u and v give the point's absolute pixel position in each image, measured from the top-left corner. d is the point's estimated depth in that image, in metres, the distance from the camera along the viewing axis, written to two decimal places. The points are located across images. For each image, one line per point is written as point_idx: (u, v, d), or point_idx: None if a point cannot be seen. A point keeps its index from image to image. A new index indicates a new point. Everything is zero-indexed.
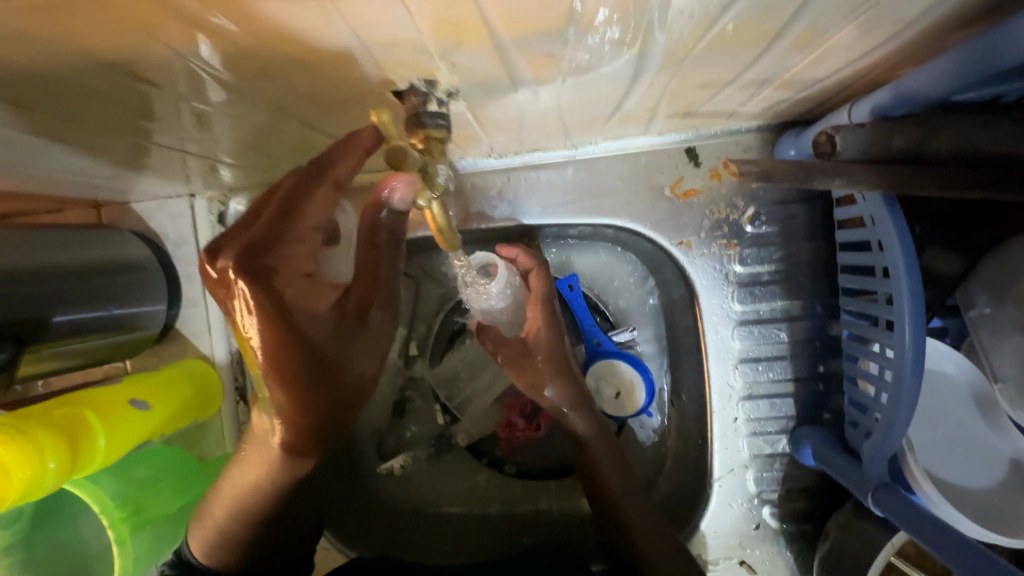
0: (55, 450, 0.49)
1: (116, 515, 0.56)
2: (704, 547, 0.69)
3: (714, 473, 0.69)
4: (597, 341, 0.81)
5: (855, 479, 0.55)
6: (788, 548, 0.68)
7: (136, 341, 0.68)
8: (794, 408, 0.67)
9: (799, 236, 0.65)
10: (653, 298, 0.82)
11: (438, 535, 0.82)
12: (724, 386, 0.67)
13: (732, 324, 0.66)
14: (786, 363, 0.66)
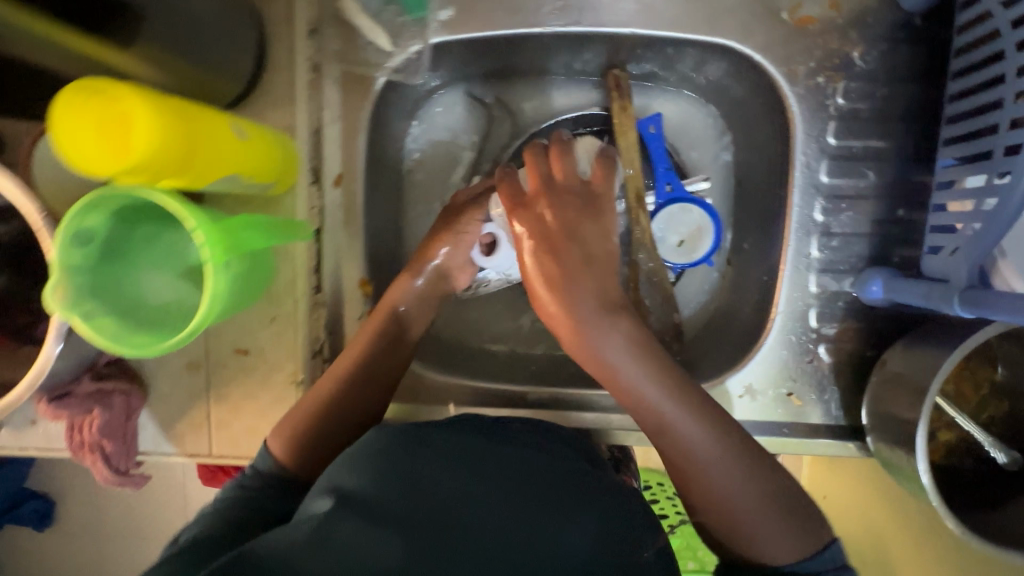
0: (173, 127, 0.47)
1: (211, 236, 0.54)
2: (755, 377, 0.73)
3: (779, 306, 0.71)
4: (670, 187, 0.82)
5: (938, 291, 0.58)
6: (836, 385, 0.72)
7: (224, 88, 0.63)
8: (867, 249, 0.69)
9: (905, 78, 0.66)
10: (728, 154, 0.83)
11: (484, 362, 0.87)
12: (805, 220, 0.69)
13: (824, 158, 0.68)
14: (868, 203, 0.69)
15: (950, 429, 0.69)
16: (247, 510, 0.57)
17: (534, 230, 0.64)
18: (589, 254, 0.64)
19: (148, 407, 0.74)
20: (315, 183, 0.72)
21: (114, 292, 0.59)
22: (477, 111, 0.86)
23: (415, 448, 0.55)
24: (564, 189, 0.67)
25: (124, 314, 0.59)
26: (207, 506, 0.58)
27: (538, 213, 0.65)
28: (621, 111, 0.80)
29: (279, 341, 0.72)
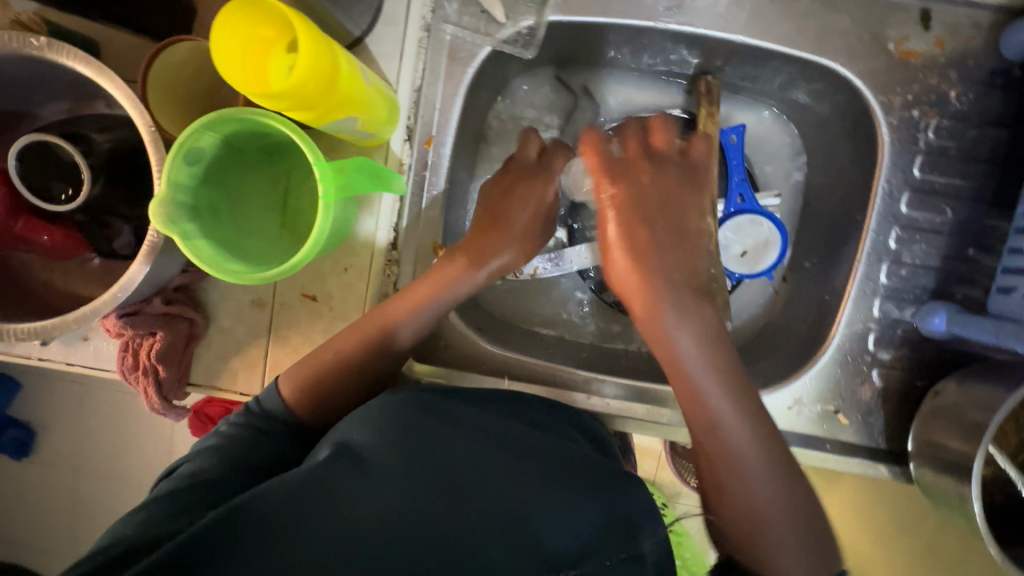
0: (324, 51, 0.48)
1: (327, 174, 0.54)
2: (806, 389, 0.74)
3: (840, 326, 0.74)
4: (741, 198, 0.85)
5: (1008, 330, 0.61)
6: (882, 410, 0.74)
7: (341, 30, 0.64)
8: (933, 283, 0.72)
9: (994, 123, 0.69)
10: (800, 174, 0.86)
11: (534, 342, 0.87)
12: (878, 246, 0.72)
13: (906, 188, 0.70)
14: (941, 237, 0.71)
15: (986, 464, 0.72)
16: (235, 460, 0.55)
17: (625, 195, 0.65)
18: (681, 230, 0.65)
19: (205, 339, 0.74)
20: (408, 140, 0.73)
21: (212, 224, 0.59)
22: (563, 96, 0.87)
23: (424, 415, 0.58)
24: (663, 157, 0.69)
25: (221, 244, 0.59)
26: (200, 444, 0.58)
27: (635, 176, 0.66)
28: (707, 117, 0.82)
29: (349, 291, 0.73)
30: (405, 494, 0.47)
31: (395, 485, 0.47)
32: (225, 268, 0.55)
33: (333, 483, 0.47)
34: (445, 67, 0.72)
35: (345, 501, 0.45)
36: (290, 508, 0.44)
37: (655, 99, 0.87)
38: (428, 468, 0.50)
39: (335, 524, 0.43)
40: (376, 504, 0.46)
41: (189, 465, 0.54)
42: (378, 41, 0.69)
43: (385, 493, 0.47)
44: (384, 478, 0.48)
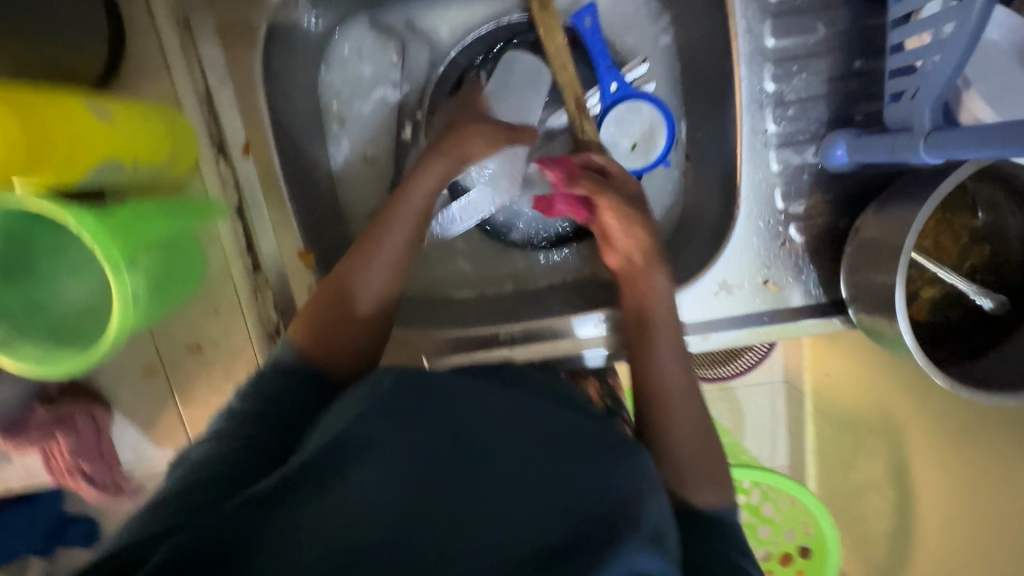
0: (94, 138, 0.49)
1: (102, 236, 0.48)
2: (728, 269, 0.69)
3: (743, 193, 0.67)
4: (615, 85, 0.76)
5: (901, 141, 0.53)
6: (812, 263, 0.69)
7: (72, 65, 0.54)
8: (827, 111, 0.64)
9: None
10: (667, 36, 0.77)
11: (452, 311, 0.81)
12: (756, 92, 0.64)
13: (766, 17, 0.62)
14: (820, 61, 0.63)
15: (932, 285, 0.67)
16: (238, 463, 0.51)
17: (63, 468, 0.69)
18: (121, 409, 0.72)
19: (115, 423, 0.71)
20: (222, 156, 0.66)
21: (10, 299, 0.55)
22: (387, 43, 0.77)
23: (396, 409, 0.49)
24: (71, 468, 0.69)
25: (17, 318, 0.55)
26: (203, 440, 0.54)
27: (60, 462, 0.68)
28: (542, 10, 0.72)
29: (229, 330, 0.68)
30: (408, 481, 0.41)
31: (386, 479, 0.41)
32: (52, 361, 0.52)
33: (343, 473, 0.42)
34: (228, 63, 0.64)
35: (325, 499, 0.40)
36: (292, 490, 0.41)
37: (490, 8, 0.77)
38: (428, 444, 0.43)
39: (319, 518, 0.39)
40: (357, 511, 0.39)
41: (192, 467, 0.51)
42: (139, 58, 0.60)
43: (367, 492, 0.40)
44: (377, 472, 0.41)
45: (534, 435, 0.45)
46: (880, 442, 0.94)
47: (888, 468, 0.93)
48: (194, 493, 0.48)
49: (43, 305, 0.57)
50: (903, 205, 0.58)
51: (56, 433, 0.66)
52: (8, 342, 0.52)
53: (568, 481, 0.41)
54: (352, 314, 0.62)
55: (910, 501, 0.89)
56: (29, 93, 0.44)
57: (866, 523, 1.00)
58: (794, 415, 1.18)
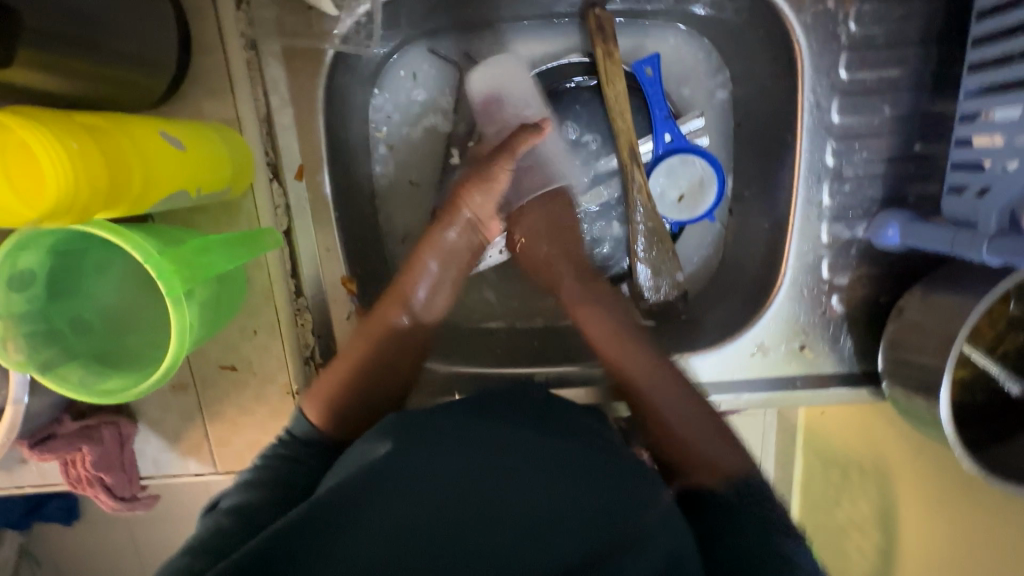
0: (164, 176, 0.48)
1: (166, 267, 0.47)
2: (767, 332, 0.70)
3: (789, 261, 0.68)
4: (669, 136, 0.76)
5: (962, 237, 0.54)
6: (850, 334, 0.69)
7: (136, 79, 0.52)
8: (881, 190, 0.65)
9: (918, 6, 0.61)
10: (723, 92, 0.77)
11: (485, 343, 0.81)
12: (813, 164, 0.65)
13: (832, 94, 0.63)
14: (879, 141, 0.64)
15: (964, 366, 0.67)
16: (284, 484, 0.53)
17: (80, 479, 0.67)
18: (139, 425, 0.69)
19: (139, 435, 0.70)
20: (275, 180, 0.65)
21: (67, 320, 0.54)
22: (444, 71, 0.76)
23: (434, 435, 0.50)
24: (90, 479, 0.67)
25: (69, 336, 0.54)
26: (246, 469, 0.56)
27: (78, 472, 0.66)
28: (606, 57, 0.72)
29: (266, 353, 0.67)
30: (421, 505, 0.46)
31: (401, 509, 0.46)
32: (100, 388, 0.51)
33: (364, 504, 0.46)
34: (291, 86, 0.64)
35: (349, 531, 0.44)
36: (321, 526, 0.44)
37: (551, 46, 0.77)
38: (429, 476, 0.48)
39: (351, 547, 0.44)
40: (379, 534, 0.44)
41: (234, 496, 0.51)
42: (207, 76, 0.59)
43: (389, 515, 0.45)
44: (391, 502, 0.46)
45: (530, 463, 0.50)
46: (870, 486, 0.90)
47: (876, 512, 0.90)
48: (239, 522, 0.49)
49: (90, 325, 0.55)
50: (952, 294, 0.59)
51: (81, 444, 0.64)
52: (56, 365, 0.51)
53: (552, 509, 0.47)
54: (400, 329, 0.64)
55: (894, 546, 0.87)
56: (113, 124, 0.43)
57: (841, 559, 0.96)
58: (785, 445, 1.10)
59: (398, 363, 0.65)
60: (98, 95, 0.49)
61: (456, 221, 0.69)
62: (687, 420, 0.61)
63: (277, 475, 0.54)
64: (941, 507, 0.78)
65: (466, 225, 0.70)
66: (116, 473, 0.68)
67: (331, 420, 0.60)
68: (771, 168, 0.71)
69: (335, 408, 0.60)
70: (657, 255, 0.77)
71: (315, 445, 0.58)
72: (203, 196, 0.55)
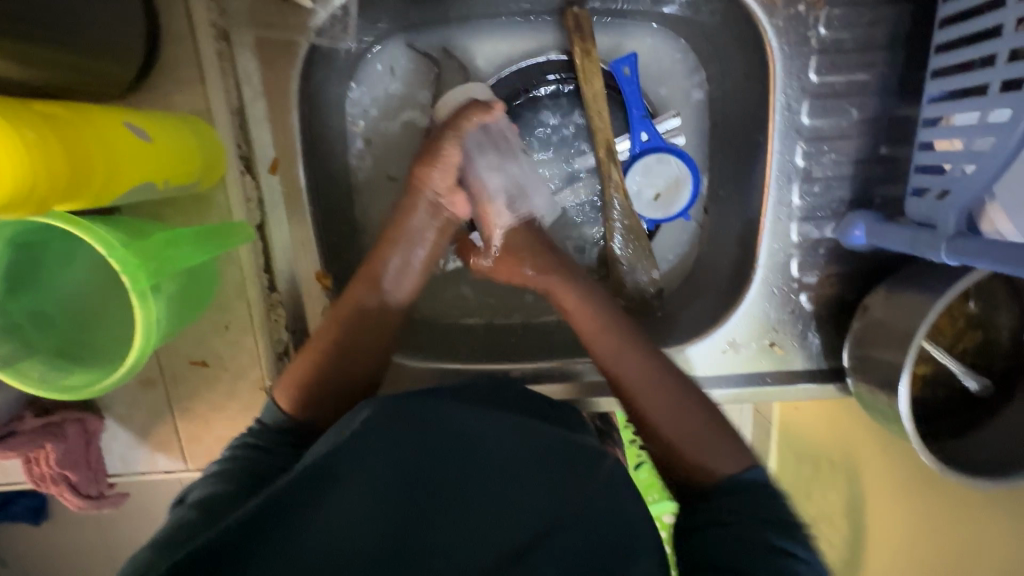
0: (128, 168, 0.46)
1: (130, 261, 0.46)
2: (738, 328, 0.71)
3: (760, 259, 0.69)
4: (645, 135, 0.76)
5: (924, 238, 0.56)
6: (818, 331, 0.71)
7: (101, 67, 0.51)
8: (849, 191, 0.67)
9: (885, 13, 0.62)
10: (700, 92, 0.78)
11: (462, 339, 0.81)
12: (784, 165, 0.66)
13: (803, 96, 0.64)
14: (847, 143, 0.65)
15: (925, 362, 0.70)
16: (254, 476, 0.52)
17: (42, 477, 0.65)
18: (105, 421, 0.68)
19: (106, 431, 0.68)
20: (248, 173, 0.64)
21: (28, 314, 0.53)
22: (422, 65, 0.76)
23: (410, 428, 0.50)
24: (53, 477, 0.65)
25: (30, 330, 0.52)
26: (214, 461, 0.55)
27: (40, 470, 0.64)
28: (584, 56, 0.73)
29: (238, 348, 0.66)
30: (396, 498, 0.47)
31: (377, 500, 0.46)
32: (62, 384, 0.50)
33: (339, 496, 0.46)
34: (264, 78, 0.62)
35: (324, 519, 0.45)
36: (298, 513, 0.45)
37: (530, 43, 0.77)
38: (405, 472, 0.48)
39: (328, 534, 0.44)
40: (357, 526, 0.45)
41: (201, 488, 0.51)
42: (177, 65, 0.58)
43: (367, 506, 0.46)
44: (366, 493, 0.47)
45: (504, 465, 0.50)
46: (838, 478, 0.93)
47: (845, 503, 0.92)
48: (208, 510, 0.48)
49: (52, 319, 0.54)
50: (914, 293, 0.61)
51: (44, 441, 0.62)
52: (15, 360, 0.50)
53: (523, 502, 0.48)
54: (375, 324, 0.64)
55: (863, 536, 0.89)
56: (72, 113, 0.42)
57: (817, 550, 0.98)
58: (761, 438, 1.10)
59: (364, 346, 0.63)
60: (60, 82, 0.48)
61: (419, 203, 0.67)
62: (696, 438, 0.57)
63: (247, 465, 0.53)
64: (906, 496, 0.81)
65: (428, 207, 0.67)
66: (80, 471, 0.66)
67: (294, 401, 0.59)
68: (744, 168, 0.73)
69: (297, 387, 0.60)
70: (633, 253, 0.78)
71: (283, 430, 0.58)
72: (171, 188, 0.54)
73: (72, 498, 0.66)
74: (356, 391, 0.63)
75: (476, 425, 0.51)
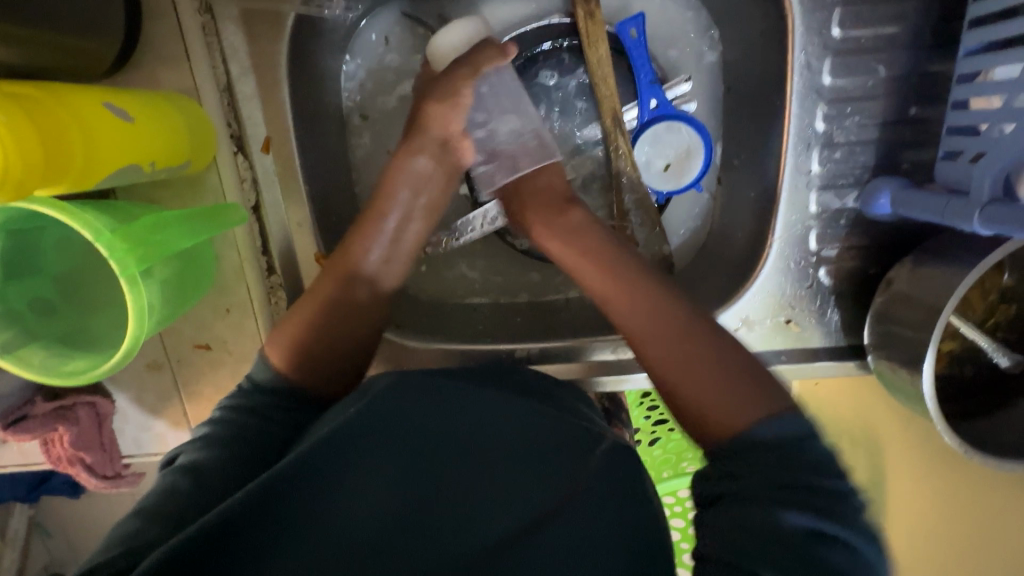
0: (109, 151, 0.45)
1: (119, 246, 0.45)
2: (752, 305, 0.68)
3: (776, 233, 0.66)
4: (655, 102, 0.72)
5: (954, 206, 0.52)
6: (837, 306, 0.68)
7: (82, 46, 0.49)
8: (873, 157, 0.62)
9: None
10: (713, 54, 0.73)
11: (466, 319, 0.80)
12: (803, 131, 0.62)
13: (825, 54, 0.60)
14: (873, 105, 0.61)
15: (953, 339, 0.66)
16: (245, 443, 0.52)
17: (58, 458, 0.66)
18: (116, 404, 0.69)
19: (117, 414, 0.69)
20: (241, 153, 0.62)
21: (27, 300, 0.53)
22: (417, 34, 0.72)
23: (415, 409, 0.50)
24: (68, 459, 0.66)
25: (30, 316, 0.53)
26: (204, 422, 0.55)
27: (55, 452, 0.65)
28: (587, 18, 0.68)
29: (240, 331, 0.66)
30: (398, 492, 0.45)
31: (376, 493, 0.44)
32: (62, 370, 0.50)
33: (341, 492, 0.44)
34: (251, 51, 0.60)
35: (322, 513, 0.43)
36: (293, 505, 0.43)
37: (531, 6, 0.73)
38: (404, 462, 0.46)
39: (325, 528, 0.42)
40: (359, 519, 0.43)
41: (189, 453, 0.51)
42: (161, 43, 0.56)
43: (366, 499, 0.44)
44: (364, 486, 0.45)
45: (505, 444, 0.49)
46: None
47: None
48: (199, 482, 0.48)
49: (50, 305, 0.54)
50: (941, 265, 0.57)
51: (57, 424, 0.64)
52: (15, 346, 0.50)
53: (523, 495, 0.46)
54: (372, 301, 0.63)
55: None
56: (45, 95, 0.41)
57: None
58: None
59: (360, 309, 0.62)
60: (40, 62, 0.47)
61: (423, 145, 0.67)
62: None
63: (238, 431, 0.52)
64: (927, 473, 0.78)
65: (429, 148, 0.67)
66: (94, 453, 0.67)
67: (286, 355, 0.58)
68: (761, 134, 0.68)
69: (290, 341, 0.58)
70: (643, 227, 0.74)
71: (274, 390, 0.56)
72: (159, 171, 0.53)
73: (88, 478, 0.68)
74: (348, 363, 0.61)
75: (476, 410, 0.51)
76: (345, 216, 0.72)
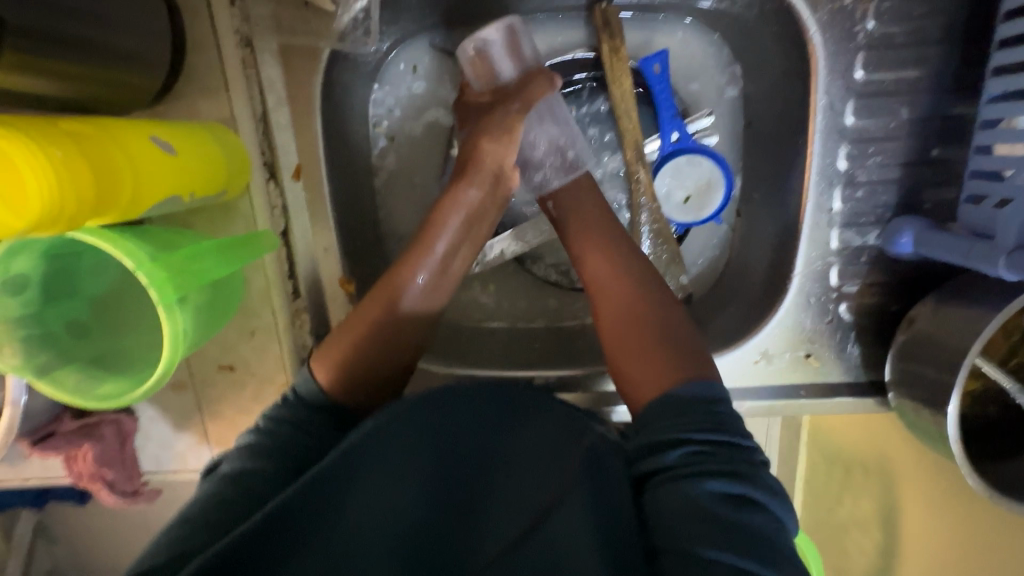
0: (153, 183, 0.47)
1: (158, 274, 0.47)
2: (772, 338, 0.68)
3: (797, 267, 0.66)
4: (676, 136, 0.73)
5: (979, 250, 0.52)
6: (857, 342, 0.68)
7: (128, 79, 0.51)
8: (895, 196, 0.63)
9: (941, 4, 0.58)
10: (734, 89, 0.74)
11: (484, 343, 0.80)
12: (826, 169, 0.63)
13: (847, 95, 0.61)
14: (896, 145, 0.61)
15: (975, 378, 0.65)
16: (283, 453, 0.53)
17: (79, 475, 0.67)
18: (139, 421, 0.70)
19: (140, 431, 0.70)
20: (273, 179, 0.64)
21: (64, 323, 0.54)
22: (446, 66, 0.74)
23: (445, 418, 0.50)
24: (89, 475, 0.67)
25: (66, 338, 0.54)
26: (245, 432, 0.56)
27: (77, 469, 0.66)
28: (613, 54, 0.70)
29: (264, 353, 0.67)
30: (417, 492, 0.46)
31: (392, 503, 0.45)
32: (94, 393, 0.51)
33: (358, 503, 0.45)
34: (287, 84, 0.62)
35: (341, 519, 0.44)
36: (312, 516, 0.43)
37: (557, 40, 0.75)
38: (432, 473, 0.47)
39: (348, 535, 0.44)
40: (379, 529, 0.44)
41: (231, 462, 0.52)
42: (202, 74, 0.58)
43: (387, 501, 0.45)
44: (382, 494, 0.46)
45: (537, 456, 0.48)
46: (876, 491, 0.88)
47: (881, 517, 0.88)
48: (236, 488, 0.49)
49: (85, 329, 0.55)
50: (965, 306, 0.57)
51: (81, 441, 0.64)
52: (50, 369, 0.51)
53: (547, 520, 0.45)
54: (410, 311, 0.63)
55: (898, 552, 0.85)
56: (100, 130, 0.43)
57: (847, 559, 0.95)
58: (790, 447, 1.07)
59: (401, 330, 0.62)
60: (86, 96, 0.48)
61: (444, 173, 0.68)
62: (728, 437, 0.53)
63: (275, 438, 0.53)
64: (945, 515, 0.76)
65: (449, 176, 0.68)
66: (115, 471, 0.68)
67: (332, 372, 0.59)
68: (782, 169, 0.69)
69: (335, 362, 0.59)
70: (662, 259, 0.74)
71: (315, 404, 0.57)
72: (198, 198, 0.54)
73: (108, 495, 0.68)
74: (392, 371, 0.62)
75: (517, 427, 0.50)
76: (368, 240, 0.74)
